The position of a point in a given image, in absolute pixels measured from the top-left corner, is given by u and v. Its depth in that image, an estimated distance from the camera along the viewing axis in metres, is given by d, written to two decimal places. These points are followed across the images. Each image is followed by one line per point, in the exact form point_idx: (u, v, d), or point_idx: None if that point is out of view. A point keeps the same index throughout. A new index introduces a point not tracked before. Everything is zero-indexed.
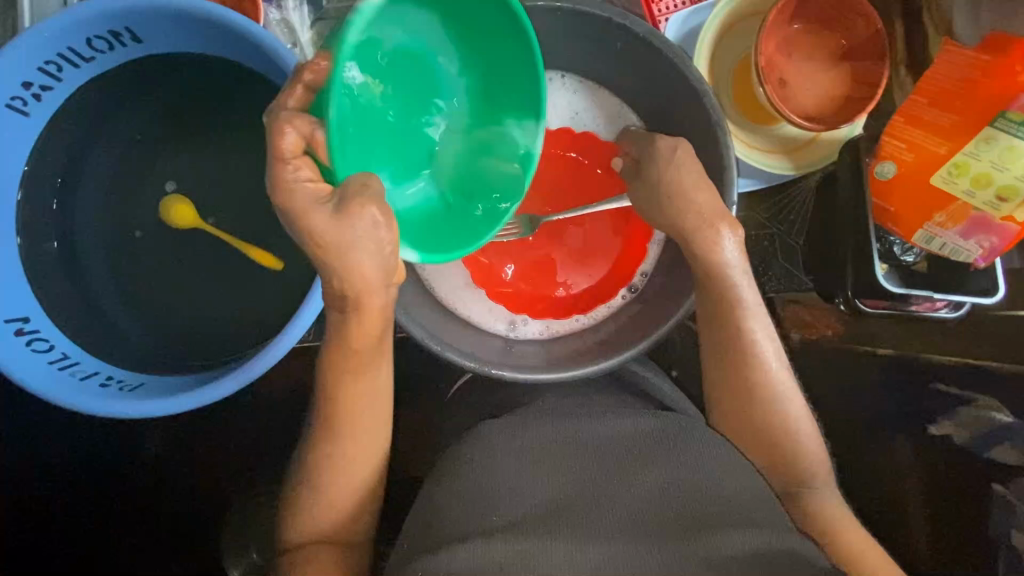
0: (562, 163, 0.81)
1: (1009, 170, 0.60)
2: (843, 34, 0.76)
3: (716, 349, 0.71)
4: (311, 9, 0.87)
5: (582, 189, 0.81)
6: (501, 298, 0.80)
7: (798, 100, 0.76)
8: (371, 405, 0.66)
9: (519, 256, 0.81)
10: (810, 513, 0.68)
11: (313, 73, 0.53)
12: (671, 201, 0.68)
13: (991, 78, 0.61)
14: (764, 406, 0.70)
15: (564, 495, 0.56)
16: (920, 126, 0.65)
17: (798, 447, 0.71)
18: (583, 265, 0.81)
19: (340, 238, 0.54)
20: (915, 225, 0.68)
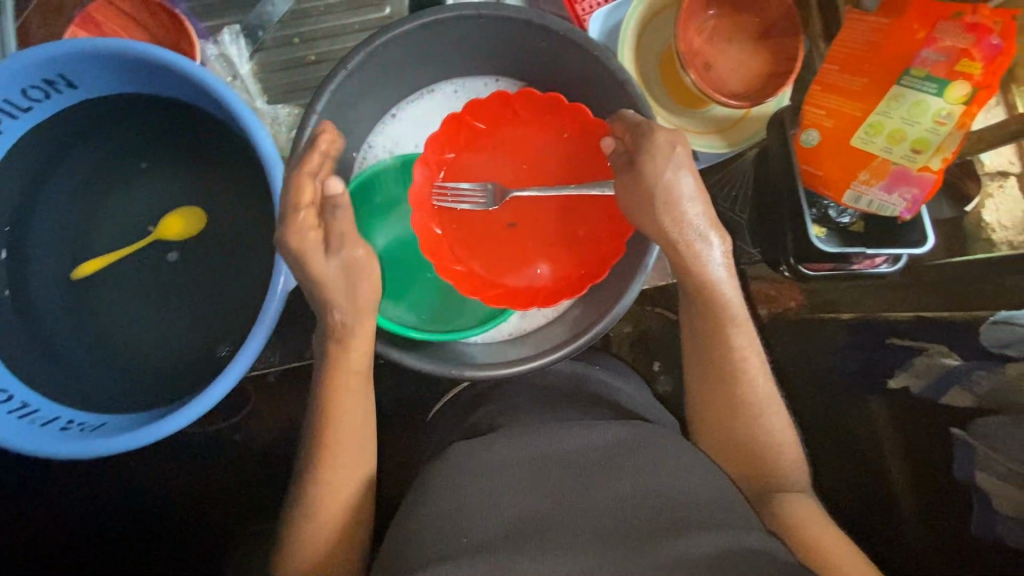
0: (535, 138, 0.81)
1: (918, 123, 0.63)
2: (757, 14, 0.80)
3: (703, 360, 0.76)
4: (249, 42, 0.89)
5: (554, 173, 0.81)
6: (495, 298, 0.77)
7: (722, 81, 0.79)
8: (357, 425, 0.70)
9: (484, 241, 0.82)
10: (779, 513, 0.71)
11: (327, 140, 0.64)
12: (663, 201, 0.69)
13: (892, 40, 0.66)
14: (744, 419, 0.75)
15: (537, 512, 0.57)
16: (836, 92, 0.68)
17: (778, 453, 0.75)
18: (550, 253, 0.81)
19: (340, 270, 0.65)
20: (843, 186, 0.69)
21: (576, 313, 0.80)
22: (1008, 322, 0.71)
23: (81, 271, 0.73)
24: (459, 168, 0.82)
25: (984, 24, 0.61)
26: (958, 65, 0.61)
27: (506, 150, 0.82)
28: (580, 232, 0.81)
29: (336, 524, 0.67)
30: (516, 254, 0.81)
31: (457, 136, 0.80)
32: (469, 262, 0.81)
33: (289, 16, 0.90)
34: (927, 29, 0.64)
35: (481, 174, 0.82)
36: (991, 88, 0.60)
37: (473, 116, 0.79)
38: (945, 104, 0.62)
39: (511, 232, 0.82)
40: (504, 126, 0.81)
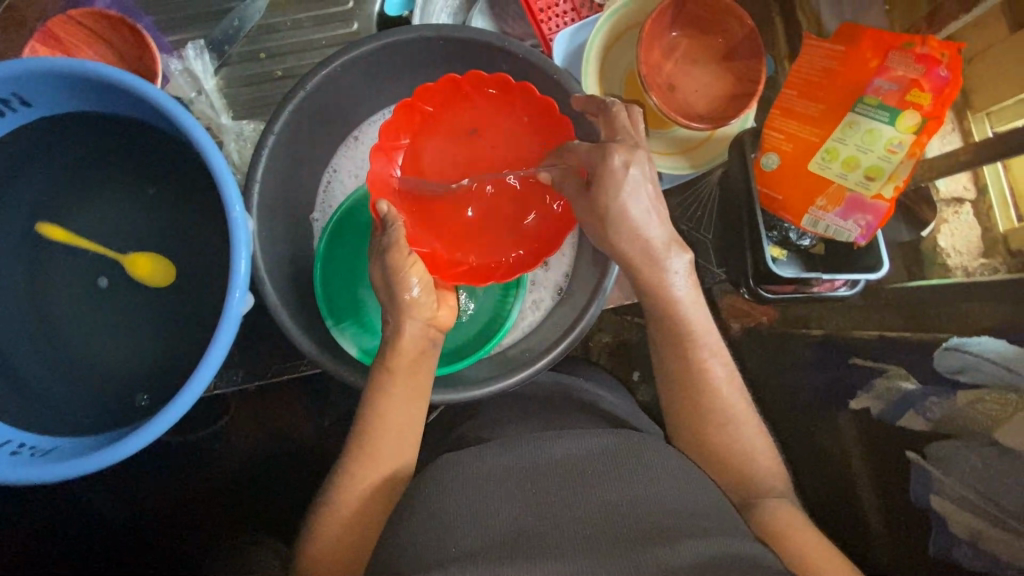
0: (487, 114, 0.78)
1: (871, 151, 0.64)
2: (720, 36, 0.80)
3: (667, 374, 0.72)
4: (214, 56, 0.88)
5: (505, 151, 0.79)
6: (459, 277, 0.76)
7: (685, 103, 0.80)
8: (404, 415, 0.66)
9: (440, 223, 0.79)
10: (765, 520, 0.64)
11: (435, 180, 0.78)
12: (616, 228, 0.68)
13: (847, 68, 0.67)
14: (712, 427, 0.70)
15: (521, 530, 0.52)
16: (794, 117, 0.69)
17: (753, 462, 0.69)
18: (511, 229, 0.80)
19: (394, 274, 0.67)
20: (801, 210, 0.69)
21: (549, 324, 0.79)
22: (956, 348, 0.71)
23: (43, 228, 0.72)
24: (415, 152, 0.79)
25: (932, 55, 0.62)
26: (909, 95, 0.63)
27: (458, 129, 0.79)
28: (529, 210, 0.80)
29: (324, 541, 0.61)
30: (476, 233, 0.80)
31: (410, 121, 0.77)
32: (431, 243, 0.77)
33: (255, 30, 0.90)
34: (880, 57, 0.65)
35: (436, 159, 0.80)
36: (940, 119, 0.61)
37: (423, 101, 0.77)
38: (897, 133, 0.63)
39: (471, 213, 0.79)
40: (457, 108, 0.78)
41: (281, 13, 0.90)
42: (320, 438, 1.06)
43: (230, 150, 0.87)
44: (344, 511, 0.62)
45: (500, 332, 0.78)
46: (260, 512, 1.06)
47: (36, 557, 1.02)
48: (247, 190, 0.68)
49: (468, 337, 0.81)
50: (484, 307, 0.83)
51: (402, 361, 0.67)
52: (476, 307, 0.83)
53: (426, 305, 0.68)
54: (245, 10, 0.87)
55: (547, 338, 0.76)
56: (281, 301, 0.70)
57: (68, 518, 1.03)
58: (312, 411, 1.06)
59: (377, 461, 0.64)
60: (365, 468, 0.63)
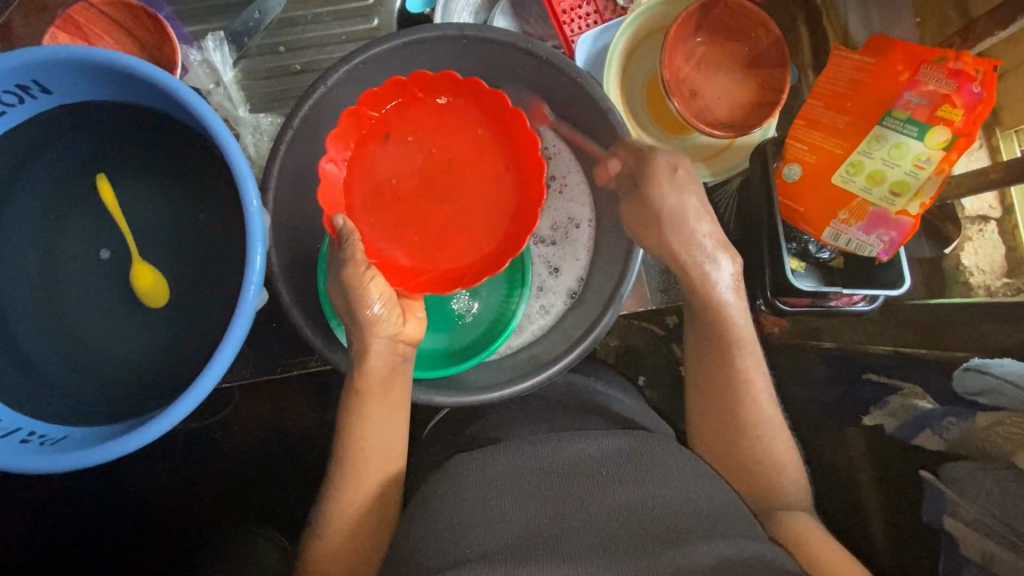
0: (451, 117, 0.79)
1: (898, 166, 0.63)
2: (744, 44, 0.80)
3: (703, 381, 0.73)
4: (233, 48, 0.88)
5: (471, 151, 0.79)
6: (423, 285, 0.76)
7: (708, 110, 0.79)
8: (386, 430, 0.67)
9: (409, 229, 0.78)
10: (787, 526, 0.67)
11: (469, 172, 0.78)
12: (670, 224, 0.68)
13: (877, 79, 0.65)
14: (746, 440, 0.70)
15: (538, 533, 0.51)
16: (818, 128, 0.68)
17: (778, 473, 0.71)
18: (485, 230, 0.78)
19: (349, 290, 0.66)
20: (823, 223, 0.68)
21: (563, 326, 0.78)
22: (979, 369, 0.68)
23: (105, 179, 0.74)
24: (366, 160, 0.78)
25: (966, 71, 0.60)
26: (940, 110, 0.61)
27: (424, 133, 0.78)
28: (497, 213, 0.78)
29: (337, 550, 0.64)
30: (441, 237, 0.78)
31: (362, 130, 0.76)
32: (391, 251, 0.77)
33: (275, 24, 0.89)
34: (911, 71, 0.63)
35: (393, 164, 0.78)
36: (971, 136, 0.60)
37: (371, 107, 0.75)
38: (925, 149, 0.62)
39: (436, 217, 0.78)
40: (418, 112, 0.78)
41: (301, 7, 0.89)
42: (325, 433, 1.06)
43: (247, 143, 0.87)
44: (348, 516, 0.64)
45: (505, 334, 0.75)
46: (263, 501, 1.06)
47: (38, 541, 1.02)
48: (264, 187, 0.68)
49: (474, 340, 0.79)
50: (489, 308, 0.81)
51: (372, 381, 0.67)
52: (482, 308, 0.81)
53: (389, 321, 0.67)
54: (266, 4, 0.88)
55: (558, 345, 0.75)
56: (295, 300, 0.69)
57: (70, 504, 1.03)
58: (317, 405, 1.06)
59: (362, 484, 0.65)
60: (350, 492, 0.65)
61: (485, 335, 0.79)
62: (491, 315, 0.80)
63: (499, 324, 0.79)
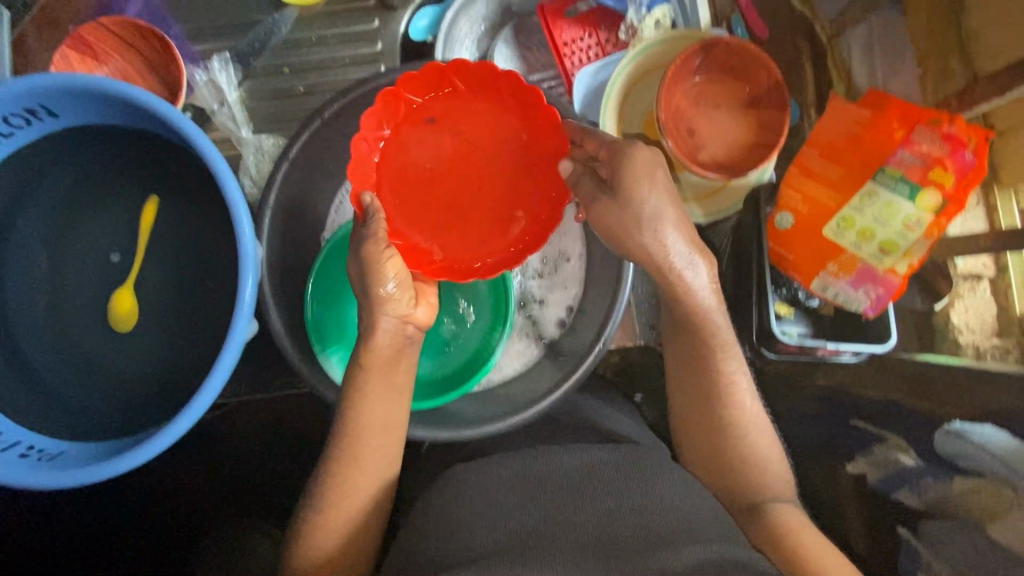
0: (484, 109, 0.78)
1: (888, 224, 0.63)
2: (745, 84, 0.79)
3: (686, 382, 0.73)
4: (239, 68, 0.89)
5: (499, 145, 0.79)
6: (439, 272, 0.76)
7: (706, 149, 0.79)
8: (383, 411, 0.67)
9: (428, 214, 0.78)
10: (770, 521, 0.66)
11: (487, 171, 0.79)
12: (651, 226, 0.67)
13: (872, 134, 0.65)
14: (729, 439, 0.71)
15: (522, 533, 0.51)
16: (812, 179, 0.68)
17: (761, 471, 0.70)
18: (502, 224, 0.79)
19: (368, 262, 0.66)
20: (812, 273, 0.68)
21: (549, 361, 0.78)
22: (960, 434, 0.68)
23: (155, 202, 0.77)
24: (398, 142, 0.77)
25: (959, 137, 0.61)
26: (932, 173, 0.62)
27: (456, 122, 0.78)
28: (518, 208, 0.79)
29: (334, 540, 0.63)
30: (462, 227, 0.78)
31: (397, 110, 0.76)
32: (411, 232, 0.77)
33: (280, 46, 0.91)
34: (906, 129, 0.64)
35: (422, 148, 0.78)
36: (960, 202, 0.61)
37: (409, 91, 0.75)
38: (916, 210, 0.62)
39: (459, 204, 0.79)
40: (453, 99, 0.77)
41: (307, 30, 0.91)
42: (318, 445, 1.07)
43: (248, 164, 0.88)
44: (343, 513, 0.64)
45: (485, 368, 0.75)
46: (255, 509, 1.08)
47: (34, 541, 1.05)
48: (259, 214, 0.70)
49: (452, 372, 0.79)
50: (474, 336, 0.81)
51: (377, 360, 0.67)
52: (466, 337, 0.81)
53: (400, 301, 0.67)
54: (274, 26, 0.90)
55: (544, 380, 0.75)
56: (285, 326, 0.71)
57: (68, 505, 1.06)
58: (314, 412, 1.07)
59: (359, 465, 0.65)
60: (347, 472, 0.65)
61: (465, 366, 0.79)
62: (477, 343, 0.80)
63: (481, 352, 0.79)
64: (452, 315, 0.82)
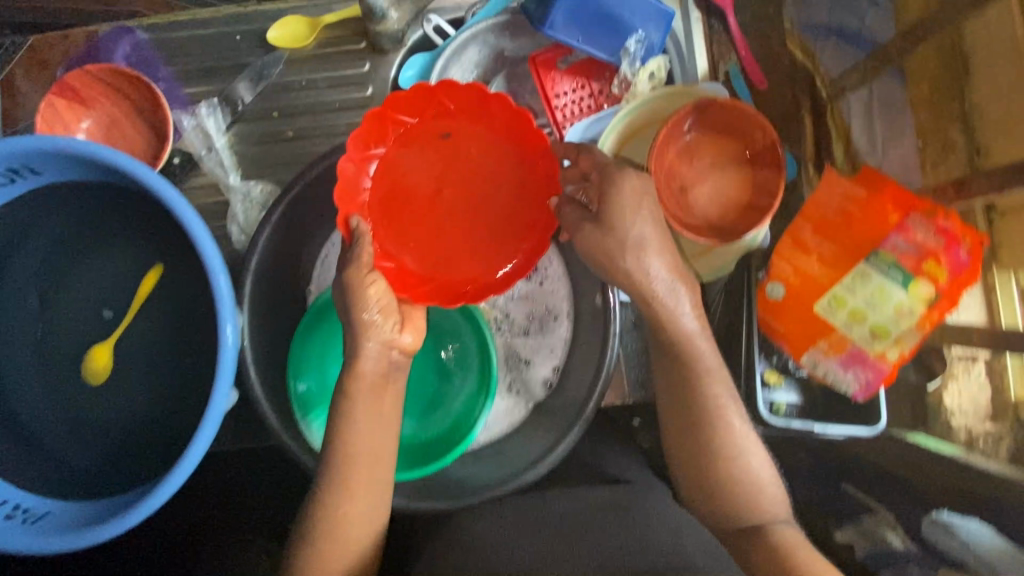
0: (473, 130, 0.77)
1: (880, 309, 0.65)
2: (741, 142, 0.77)
3: (671, 401, 0.67)
4: (227, 112, 0.88)
5: (489, 167, 0.78)
6: (426, 296, 0.74)
7: (698, 209, 0.77)
8: (375, 434, 0.65)
9: (416, 237, 0.77)
10: (770, 549, 0.61)
11: (476, 196, 0.78)
12: (635, 247, 0.63)
13: (866, 216, 0.67)
14: (720, 461, 0.66)
15: None
16: (805, 253, 0.69)
17: (756, 493, 0.65)
18: (491, 246, 0.78)
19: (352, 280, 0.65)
20: (802, 347, 0.69)
21: (534, 424, 0.77)
22: (948, 527, 0.67)
23: (160, 269, 0.77)
24: (388, 164, 0.76)
25: (955, 233, 0.62)
26: (925, 264, 0.63)
27: (446, 144, 0.77)
28: (506, 231, 0.78)
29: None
30: (450, 249, 0.77)
31: (387, 133, 0.75)
32: (401, 256, 0.76)
33: (269, 89, 0.89)
34: (900, 215, 0.65)
35: (412, 169, 0.77)
36: (951, 297, 0.62)
37: (399, 114, 0.74)
38: (908, 298, 0.64)
39: (448, 227, 0.78)
40: (443, 121, 0.76)
41: (296, 73, 0.89)
42: None
43: (236, 211, 0.87)
44: (334, 552, 0.61)
45: (467, 433, 0.74)
46: None
47: None
48: (241, 277, 0.69)
49: (436, 434, 0.78)
50: (459, 396, 0.79)
51: (362, 386, 0.64)
52: (452, 396, 0.80)
53: (383, 327, 0.65)
54: (263, 69, 0.88)
55: (528, 446, 0.74)
56: (266, 389, 0.70)
57: None
58: None
59: (352, 492, 0.63)
60: (341, 501, 0.63)
61: (449, 428, 0.77)
62: (461, 403, 0.79)
63: (465, 414, 0.77)
64: (439, 374, 0.81)
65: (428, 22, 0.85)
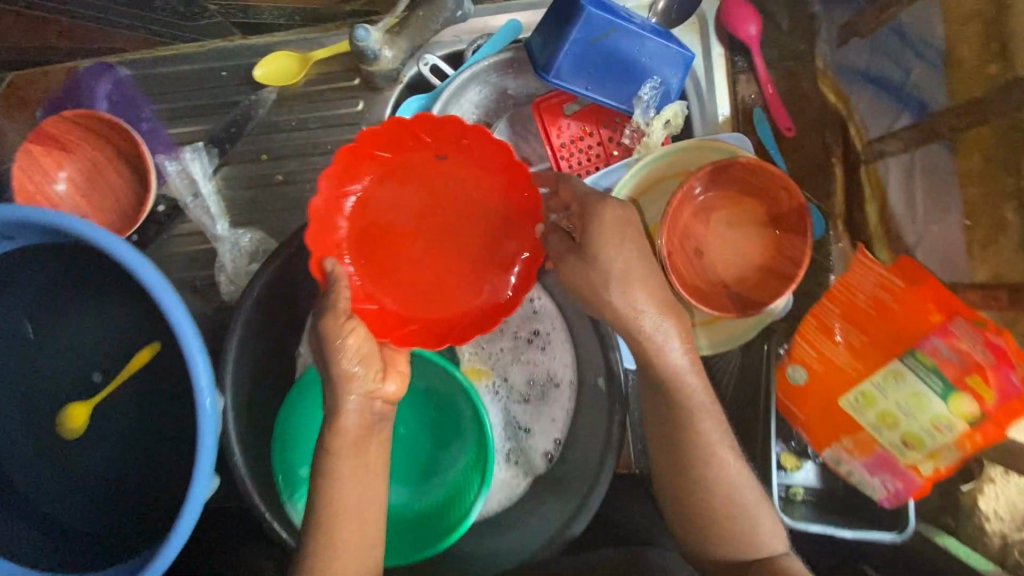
0: (454, 161, 0.72)
1: (913, 418, 0.57)
2: (764, 203, 0.70)
3: (658, 433, 0.64)
4: (215, 154, 0.83)
5: (470, 201, 0.72)
6: (409, 339, 0.70)
7: (712, 275, 0.71)
8: (359, 484, 0.60)
9: (396, 274, 0.71)
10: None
11: (459, 231, 0.72)
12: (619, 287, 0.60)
13: (902, 309, 0.59)
14: (707, 496, 0.61)
15: None
16: (830, 339, 0.63)
17: (748, 527, 0.61)
18: (473, 283, 0.72)
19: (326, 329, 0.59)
20: (824, 441, 0.64)
21: (534, 501, 0.72)
22: None
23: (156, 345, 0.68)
24: (365, 201, 0.71)
25: (1006, 349, 0.52)
26: (969, 377, 0.54)
27: (426, 176, 0.72)
28: (490, 266, 0.73)
29: None
30: (430, 287, 0.72)
31: (362, 167, 0.69)
32: (381, 297, 0.70)
33: (258, 128, 0.84)
34: (942, 316, 0.56)
35: (389, 204, 0.71)
36: (999, 421, 0.53)
37: (376, 147, 0.69)
38: (947, 412, 0.55)
39: (429, 265, 0.72)
40: (422, 152, 0.71)
41: (286, 111, 0.84)
42: None
43: (224, 261, 0.83)
44: None
45: (456, 519, 0.68)
46: None
47: None
48: (224, 351, 0.65)
49: (428, 512, 0.73)
50: (454, 469, 0.74)
51: (344, 442, 0.59)
52: (448, 468, 0.75)
53: (365, 377, 0.60)
54: (251, 108, 0.83)
55: (524, 532, 0.69)
56: (251, 467, 0.66)
57: None
58: None
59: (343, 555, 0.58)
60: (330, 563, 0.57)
61: (442, 506, 0.73)
62: (455, 477, 0.73)
63: (457, 491, 0.72)
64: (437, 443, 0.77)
65: (425, 62, 0.79)
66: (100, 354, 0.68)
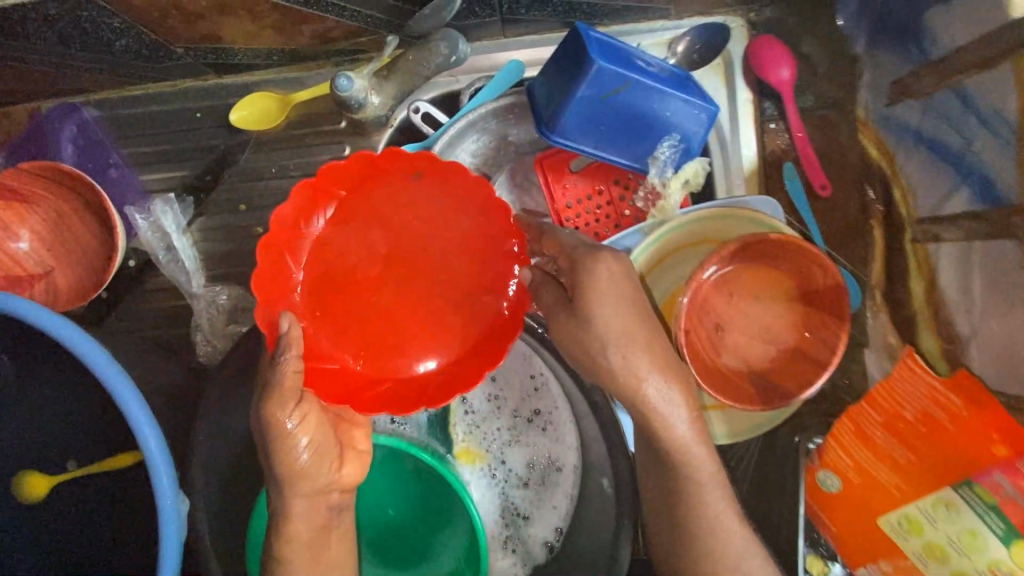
0: (426, 197, 0.62)
1: (965, 556, 0.53)
2: (794, 278, 0.62)
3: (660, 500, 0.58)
4: (189, 206, 0.76)
5: (446, 241, 0.62)
6: (374, 403, 0.57)
7: (734, 357, 0.63)
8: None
9: (361, 330, 0.60)
10: None
11: (435, 277, 0.61)
12: (618, 349, 0.52)
13: (960, 433, 0.54)
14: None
15: None
16: (870, 449, 0.59)
17: None
18: (452, 334, 0.60)
19: (270, 409, 0.51)
20: (859, 558, 0.60)
21: None
22: None
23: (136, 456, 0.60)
24: (323, 247, 0.60)
25: None
26: None
27: (395, 215, 0.61)
28: (470, 314, 0.61)
29: None
30: (401, 341, 0.60)
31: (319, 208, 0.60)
32: (342, 357, 0.59)
33: (236, 177, 0.77)
34: (1007, 448, 0.51)
35: (352, 249, 0.61)
36: None
37: (333, 185, 0.59)
38: (1006, 557, 0.51)
39: (399, 316, 0.61)
40: (388, 188, 0.61)
41: (266, 159, 0.77)
42: None
43: (200, 321, 0.76)
44: None
45: None
46: None
47: None
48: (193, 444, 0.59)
49: None
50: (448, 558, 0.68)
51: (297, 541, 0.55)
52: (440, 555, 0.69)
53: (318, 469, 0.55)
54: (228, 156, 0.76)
55: None
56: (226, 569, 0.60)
57: None
58: None
59: None
60: None
61: None
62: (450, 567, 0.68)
63: None
64: (427, 526, 0.70)
65: (416, 109, 0.71)
66: (56, 440, 0.61)
